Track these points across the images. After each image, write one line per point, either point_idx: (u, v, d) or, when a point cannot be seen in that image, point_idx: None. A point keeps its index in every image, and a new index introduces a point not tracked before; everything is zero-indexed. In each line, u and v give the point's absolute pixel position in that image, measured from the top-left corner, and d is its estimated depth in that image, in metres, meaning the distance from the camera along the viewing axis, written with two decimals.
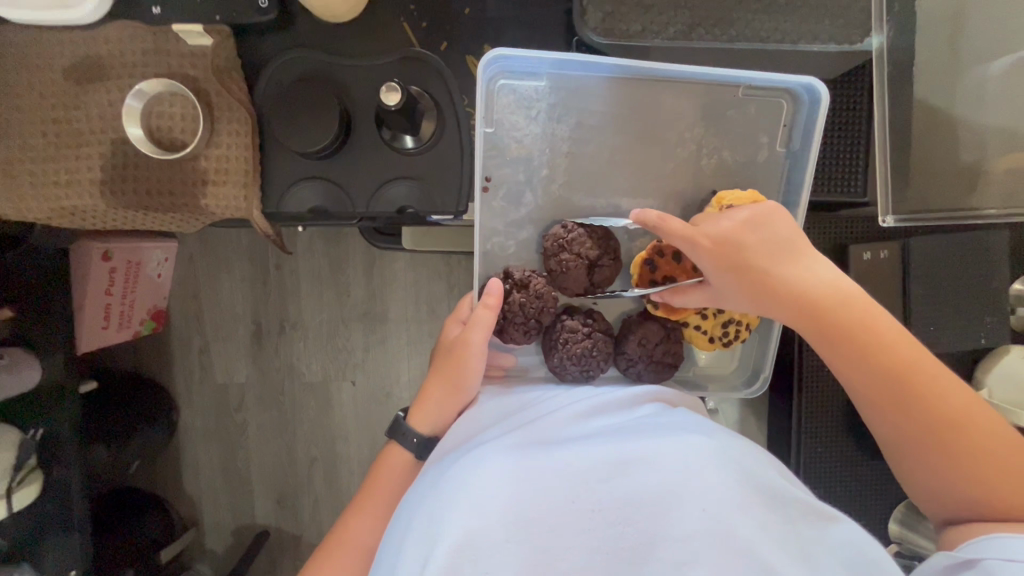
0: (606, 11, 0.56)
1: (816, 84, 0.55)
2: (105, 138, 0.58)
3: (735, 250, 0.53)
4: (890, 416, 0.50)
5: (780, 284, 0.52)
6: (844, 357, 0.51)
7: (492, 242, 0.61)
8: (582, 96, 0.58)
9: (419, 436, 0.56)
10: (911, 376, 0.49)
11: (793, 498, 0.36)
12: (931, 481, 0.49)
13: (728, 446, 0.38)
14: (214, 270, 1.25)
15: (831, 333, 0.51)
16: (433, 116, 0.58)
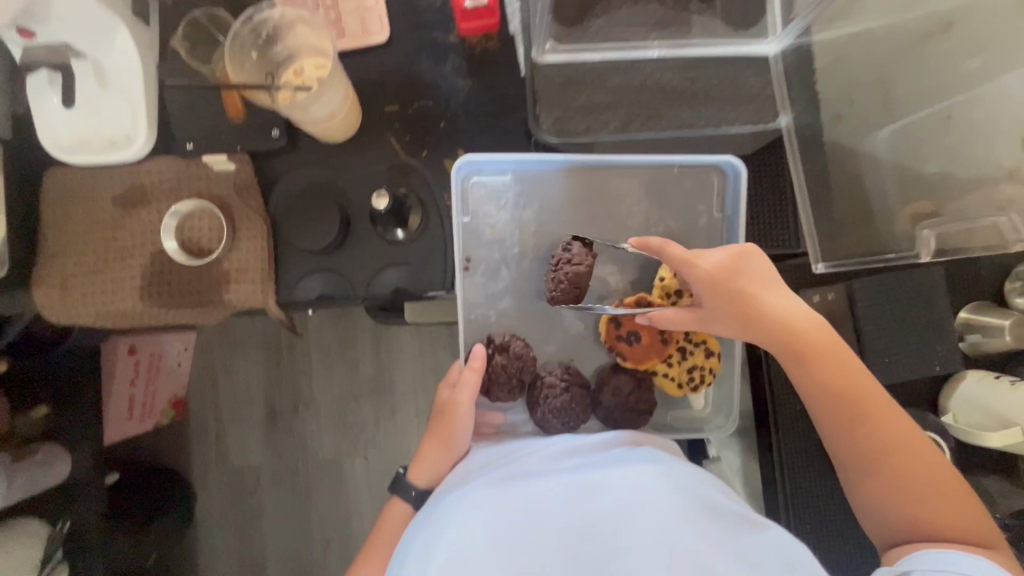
0: (556, 116, 0.69)
1: (735, 161, 0.66)
2: (145, 251, 0.69)
3: (720, 281, 0.60)
4: (850, 435, 0.57)
5: (759, 311, 0.59)
6: (817, 376, 0.58)
7: (475, 313, 0.70)
8: (543, 185, 0.69)
9: (417, 489, 0.62)
10: (868, 401, 0.57)
11: (734, 514, 0.42)
12: (881, 500, 0.55)
13: (679, 474, 0.45)
14: (231, 355, 1.33)
15: (802, 357, 0.58)
16: (419, 211, 0.69)
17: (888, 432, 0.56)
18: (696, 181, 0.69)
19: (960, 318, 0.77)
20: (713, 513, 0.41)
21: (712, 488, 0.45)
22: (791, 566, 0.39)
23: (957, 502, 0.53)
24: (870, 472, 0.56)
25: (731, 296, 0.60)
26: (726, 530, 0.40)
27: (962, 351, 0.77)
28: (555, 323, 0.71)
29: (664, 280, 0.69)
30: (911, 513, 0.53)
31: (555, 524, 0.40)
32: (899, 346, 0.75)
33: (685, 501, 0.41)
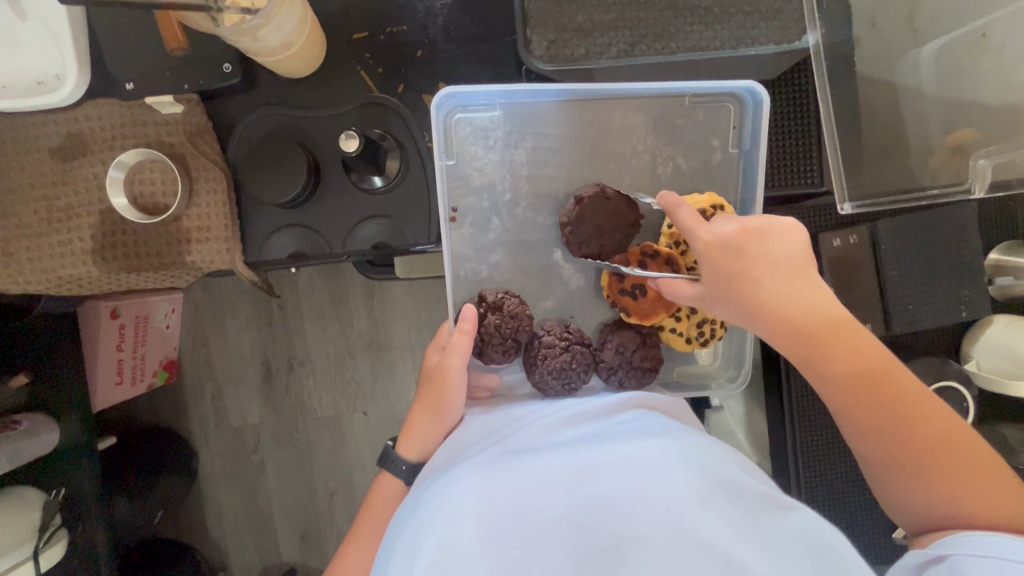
0: (549, 39, 0.60)
1: (756, 87, 0.58)
2: (93, 209, 0.61)
3: (727, 270, 0.54)
4: (870, 436, 0.52)
5: (768, 307, 0.53)
6: (829, 370, 0.53)
7: (465, 268, 0.63)
8: (536, 121, 0.61)
9: (408, 462, 0.59)
10: (892, 406, 0.51)
11: (757, 495, 0.38)
12: (904, 501, 0.52)
13: (704, 448, 0.41)
14: (218, 316, 1.28)
15: (825, 349, 0.52)
16: (397, 155, 0.61)
17: (919, 438, 0.51)
18: (709, 112, 0.62)
19: (990, 259, 0.72)
20: (734, 493, 0.37)
21: (733, 463, 0.41)
22: (818, 552, 0.35)
23: (997, 500, 0.49)
24: (898, 464, 0.52)
25: (744, 281, 0.53)
26: (748, 514, 0.36)
27: (990, 294, 0.72)
28: (552, 277, 0.65)
29: (672, 227, 0.63)
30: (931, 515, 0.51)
31: (565, 508, 0.36)
32: (924, 290, 0.70)
33: (702, 480, 0.37)
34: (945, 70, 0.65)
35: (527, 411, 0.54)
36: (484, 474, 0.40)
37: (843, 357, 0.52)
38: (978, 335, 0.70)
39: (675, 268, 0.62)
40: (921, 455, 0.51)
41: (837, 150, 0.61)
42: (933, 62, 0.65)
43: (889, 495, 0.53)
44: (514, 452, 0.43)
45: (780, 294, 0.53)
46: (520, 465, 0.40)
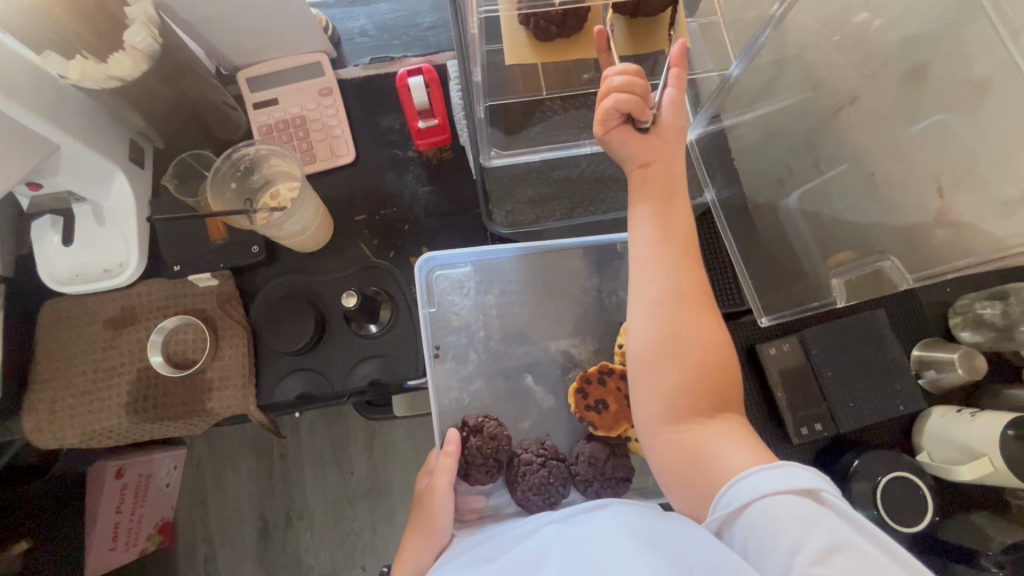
0: (507, 210, 0.78)
1: None
2: (133, 367, 0.73)
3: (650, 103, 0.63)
4: (682, 290, 0.60)
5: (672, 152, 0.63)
6: (677, 227, 0.62)
7: (449, 397, 0.73)
8: (499, 271, 0.75)
9: None
10: (702, 276, 0.62)
11: (696, 548, 0.44)
12: (678, 365, 0.58)
13: (652, 528, 0.47)
14: (220, 469, 1.31)
15: (670, 212, 0.62)
16: (389, 306, 0.75)
17: (707, 308, 0.61)
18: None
19: (913, 355, 0.81)
20: (683, 557, 0.42)
21: (681, 533, 0.47)
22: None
23: (730, 388, 0.60)
24: (682, 332, 0.59)
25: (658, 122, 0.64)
26: (690, 564, 0.41)
27: (923, 387, 0.79)
28: (526, 400, 0.75)
29: (622, 347, 0.73)
30: (693, 374, 0.58)
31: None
32: (860, 390, 0.77)
33: (646, 548, 0.43)
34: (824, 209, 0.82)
35: (502, 526, 0.61)
36: None
37: (684, 229, 0.62)
38: (922, 426, 0.77)
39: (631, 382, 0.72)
40: (704, 322, 0.60)
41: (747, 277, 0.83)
42: (813, 205, 0.82)
43: (660, 365, 0.59)
44: (487, 561, 0.49)
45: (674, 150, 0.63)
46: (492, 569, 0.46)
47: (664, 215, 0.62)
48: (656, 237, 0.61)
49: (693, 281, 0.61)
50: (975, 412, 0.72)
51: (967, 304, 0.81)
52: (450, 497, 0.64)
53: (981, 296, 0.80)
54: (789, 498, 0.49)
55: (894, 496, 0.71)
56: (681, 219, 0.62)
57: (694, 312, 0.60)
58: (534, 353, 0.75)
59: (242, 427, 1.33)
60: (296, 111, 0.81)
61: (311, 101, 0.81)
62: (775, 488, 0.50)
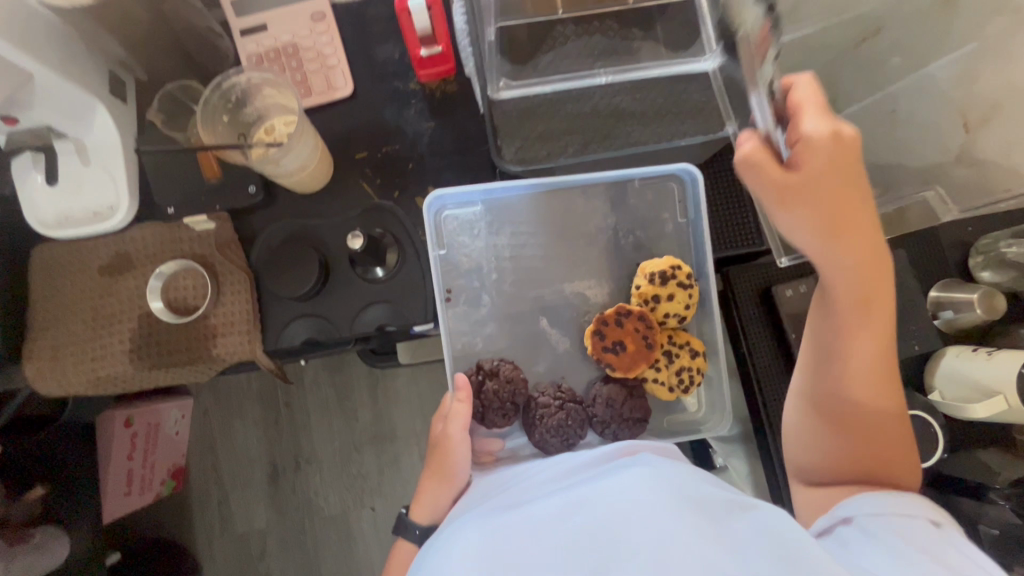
0: (517, 146, 0.73)
1: (688, 166, 0.70)
2: (133, 314, 0.70)
3: (822, 174, 0.46)
4: (842, 382, 0.54)
5: (850, 242, 0.48)
6: (848, 324, 0.52)
7: (462, 341, 0.73)
8: (510, 211, 0.73)
9: (421, 527, 0.63)
10: (877, 367, 0.53)
11: (722, 499, 0.44)
12: (824, 442, 0.57)
13: (682, 478, 0.46)
14: (228, 418, 1.32)
15: (849, 305, 0.52)
16: (395, 249, 0.72)
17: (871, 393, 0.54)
18: (656, 193, 0.74)
19: (930, 298, 0.79)
20: (713, 511, 0.41)
21: (710, 485, 0.46)
22: (774, 537, 0.40)
23: (897, 462, 0.54)
24: (831, 421, 0.56)
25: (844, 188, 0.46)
26: (725, 522, 0.40)
27: (937, 328, 0.78)
28: (540, 344, 0.73)
29: (640, 289, 0.71)
30: (844, 450, 0.55)
31: (565, 533, 0.41)
32: None
33: (678, 497, 0.42)
34: None
35: (519, 473, 0.61)
36: (483, 525, 0.45)
37: (850, 320, 0.52)
38: (936, 366, 0.76)
39: (648, 324, 0.70)
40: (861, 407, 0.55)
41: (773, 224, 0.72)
42: None
43: (807, 441, 0.58)
44: (507, 509, 0.48)
45: (857, 235, 0.48)
46: (516, 516, 0.45)
47: (831, 316, 0.53)
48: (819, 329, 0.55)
49: (864, 368, 0.53)
50: (993, 351, 0.71)
51: (991, 243, 0.78)
52: (466, 442, 0.63)
53: (1006, 235, 0.77)
54: (897, 519, 0.48)
55: None
56: (848, 331, 0.53)
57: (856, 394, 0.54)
58: (548, 296, 0.74)
59: (247, 376, 1.32)
60: (287, 39, 0.75)
61: (303, 28, 0.75)
62: (883, 509, 0.49)
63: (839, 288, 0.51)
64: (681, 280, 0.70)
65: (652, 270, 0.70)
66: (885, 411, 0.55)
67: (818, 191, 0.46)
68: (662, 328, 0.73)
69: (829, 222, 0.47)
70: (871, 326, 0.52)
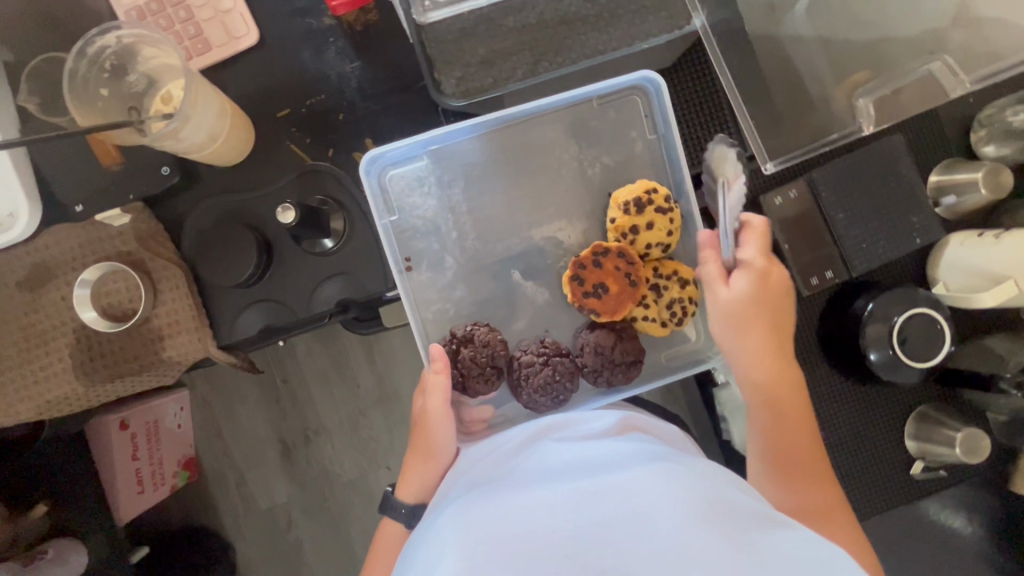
0: (457, 77, 0.63)
1: (651, 73, 0.62)
2: (69, 328, 0.64)
3: (747, 300, 0.60)
4: (786, 476, 0.57)
5: (762, 355, 0.60)
6: (775, 420, 0.59)
7: (432, 310, 0.66)
8: (461, 158, 0.66)
9: (406, 506, 0.61)
10: (808, 460, 0.58)
11: (752, 510, 0.40)
12: None
13: (707, 480, 0.42)
14: (227, 404, 1.29)
15: (773, 405, 0.60)
16: (341, 215, 0.65)
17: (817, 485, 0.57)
18: (618, 110, 0.67)
19: (930, 183, 0.73)
20: (743, 525, 0.37)
21: (733, 488, 0.42)
22: (809, 559, 0.36)
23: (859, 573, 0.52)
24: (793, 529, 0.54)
25: (760, 308, 0.59)
26: (750, 536, 0.36)
27: (938, 216, 0.73)
28: (517, 298, 0.67)
29: (615, 221, 0.65)
30: None
31: (568, 526, 0.37)
32: (873, 228, 0.71)
33: (701, 504, 0.38)
34: (822, 22, 0.68)
35: (506, 435, 0.57)
36: (484, 503, 0.42)
37: (770, 423, 0.59)
38: (940, 256, 0.71)
39: (629, 259, 0.64)
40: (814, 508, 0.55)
41: (753, 127, 0.64)
42: (802, 25, 0.68)
43: None
44: (502, 485, 0.45)
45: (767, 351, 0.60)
46: (522, 494, 0.41)
47: (763, 417, 0.60)
48: (754, 433, 0.61)
49: (803, 465, 0.58)
50: (1000, 233, 0.65)
51: (994, 113, 0.71)
52: (447, 415, 0.59)
53: (1011, 101, 0.70)
54: None
55: (911, 336, 0.67)
56: (778, 429, 0.59)
57: (779, 485, 0.57)
58: (517, 246, 0.67)
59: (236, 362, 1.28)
60: None
61: None
62: None
63: (759, 386, 0.60)
64: (659, 204, 0.64)
65: (626, 198, 0.64)
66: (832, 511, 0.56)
67: (751, 311, 0.60)
68: (645, 260, 0.67)
69: (746, 328, 0.60)
70: (795, 426, 0.59)
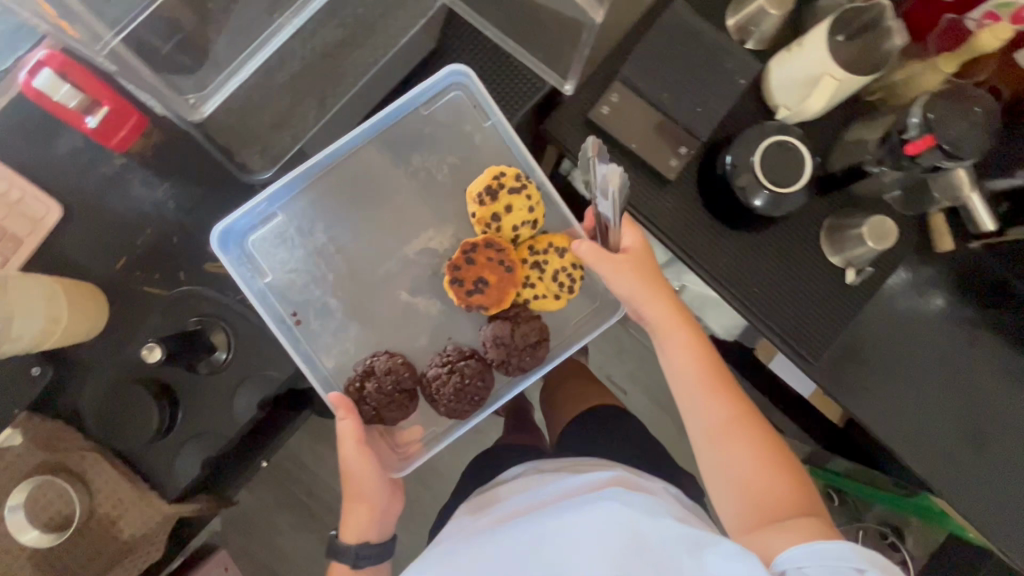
0: (258, 150, 0.66)
1: (456, 67, 0.64)
2: (23, 562, 0.63)
3: (631, 259, 0.65)
4: (709, 396, 0.65)
5: (660, 302, 0.66)
6: (685, 353, 0.66)
7: (334, 357, 0.66)
8: (314, 207, 0.66)
9: (353, 549, 0.65)
10: (722, 380, 0.66)
11: (679, 534, 0.56)
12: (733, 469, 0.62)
13: (647, 518, 0.58)
14: (266, 541, 1.23)
15: (683, 341, 0.66)
16: (220, 328, 0.65)
17: (736, 399, 0.65)
18: (445, 108, 0.68)
19: (730, 26, 0.75)
20: (661, 544, 0.55)
21: (672, 521, 0.58)
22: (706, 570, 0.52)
23: (786, 468, 0.62)
24: (729, 447, 0.63)
25: (643, 266, 0.65)
26: (662, 551, 0.54)
27: (751, 51, 0.75)
28: (413, 318, 0.68)
29: (475, 213, 0.66)
30: (747, 474, 0.62)
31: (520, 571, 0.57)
32: (698, 90, 0.73)
33: (631, 531, 0.57)
34: None
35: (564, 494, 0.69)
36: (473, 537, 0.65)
37: (687, 352, 0.66)
38: (769, 85, 0.73)
39: (498, 245, 0.65)
40: (742, 420, 0.64)
41: (545, 69, 0.66)
42: None
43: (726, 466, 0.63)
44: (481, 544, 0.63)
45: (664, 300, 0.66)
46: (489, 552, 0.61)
47: (677, 353, 0.66)
48: (670, 364, 0.67)
49: (723, 389, 0.65)
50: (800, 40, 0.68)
51: None
52: (366, 451, 0.62)
53: None
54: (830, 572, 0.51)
55: (778, 163, 0.69)
56: (692, 360, 0.66)
57: (710, 406, 0.65)
58: (395, 268, 0.68)
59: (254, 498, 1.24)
60: None
61: None
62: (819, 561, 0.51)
63: (665, 328, 0.66)
64: (510, 184, 0.65)
65: (478, 190, 0.65)
66: (755, 420, 0.64)
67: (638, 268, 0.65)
68: (520, 241, 0.68)
69: (643, 281, 0.65)
70: (705, 353, 0.66)
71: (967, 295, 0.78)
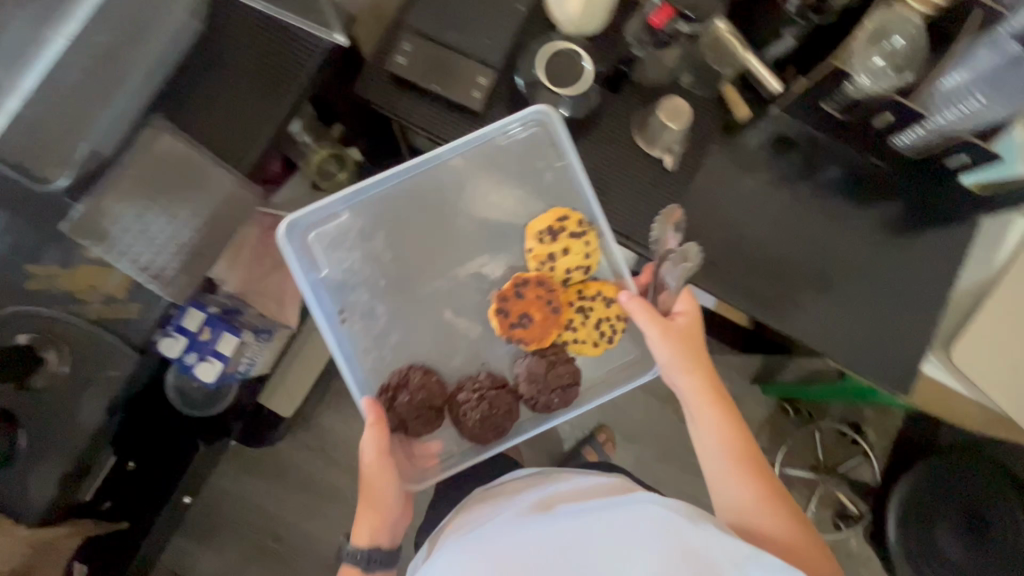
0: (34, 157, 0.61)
1: (541, 108, 0.74)
2: None
3: (680, 344, 0.70)
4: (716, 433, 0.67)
5: (686, 368, 0.69)
6: (705, 410, 0.69)
7: (371, 357, 0.77)
8: (372, 209, 0.77)
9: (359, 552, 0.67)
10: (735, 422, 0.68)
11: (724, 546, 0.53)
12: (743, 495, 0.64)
13: (692, 527, 0.55)
14: None
15: (710, 406, 0.69)
16: (49, 344, 0.67)
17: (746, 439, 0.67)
18: (521, 142, 0.78)
19: None
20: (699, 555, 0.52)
21: (709, 529, 0.55)
22: None
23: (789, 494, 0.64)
24: (738, 476, 0.65)
25: (683, 336, 0.70)
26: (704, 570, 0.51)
27: None
28: (450, 331, 0.80)
29: (532, 250, 0.78)
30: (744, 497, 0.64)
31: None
32: (483, 26, 0.78)
33: (674, 546, 0.53)
34: None
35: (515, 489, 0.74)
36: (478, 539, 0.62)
37: (719, 418, 0.68)
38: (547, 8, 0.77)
39: (547, 287, 0.77)
40: (745, 451, 0.66)
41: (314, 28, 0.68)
42: None
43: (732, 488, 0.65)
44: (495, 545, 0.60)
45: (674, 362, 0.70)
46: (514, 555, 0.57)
47: (713, 420, 0.68)
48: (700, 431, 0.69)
49: (728, 424, 0.68)
50: None
51: None
52: (389, 457, 0.68)
53: None
54: None
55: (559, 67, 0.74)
56: (719, 413, 0.68)
57: (715, 441, 0.67)
58: (444, 286, 0.80)
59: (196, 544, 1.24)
60: None
61: None
62: None
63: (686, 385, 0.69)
64: (571, 229, 0.77)
65: (540, 228, 0.77)
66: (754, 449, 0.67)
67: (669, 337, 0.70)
68: (570, 284, 0.78)
69: (661, 343, 0.70)
70: (719, 405, 0.69)
71: (780, 157, 0.84)
